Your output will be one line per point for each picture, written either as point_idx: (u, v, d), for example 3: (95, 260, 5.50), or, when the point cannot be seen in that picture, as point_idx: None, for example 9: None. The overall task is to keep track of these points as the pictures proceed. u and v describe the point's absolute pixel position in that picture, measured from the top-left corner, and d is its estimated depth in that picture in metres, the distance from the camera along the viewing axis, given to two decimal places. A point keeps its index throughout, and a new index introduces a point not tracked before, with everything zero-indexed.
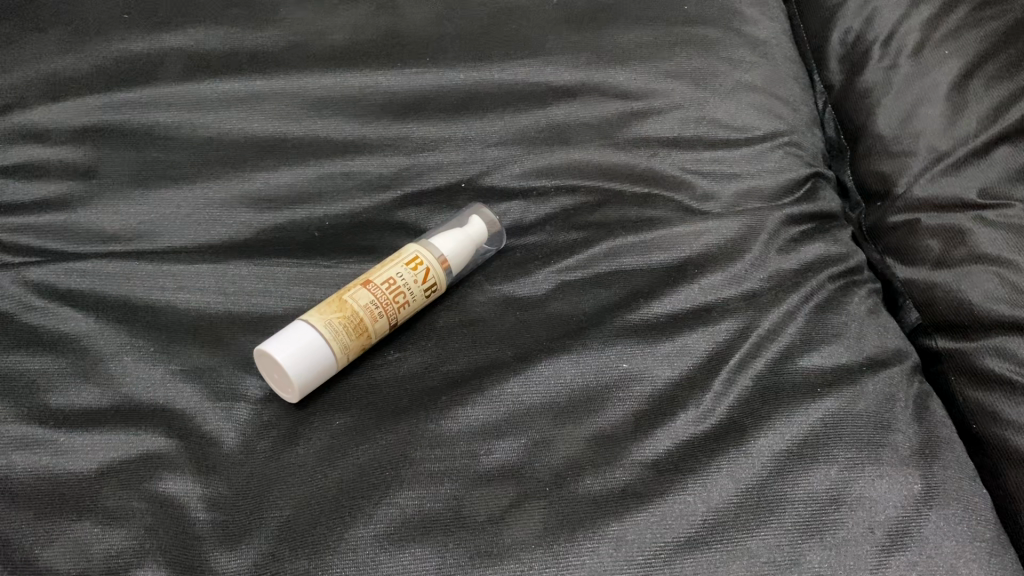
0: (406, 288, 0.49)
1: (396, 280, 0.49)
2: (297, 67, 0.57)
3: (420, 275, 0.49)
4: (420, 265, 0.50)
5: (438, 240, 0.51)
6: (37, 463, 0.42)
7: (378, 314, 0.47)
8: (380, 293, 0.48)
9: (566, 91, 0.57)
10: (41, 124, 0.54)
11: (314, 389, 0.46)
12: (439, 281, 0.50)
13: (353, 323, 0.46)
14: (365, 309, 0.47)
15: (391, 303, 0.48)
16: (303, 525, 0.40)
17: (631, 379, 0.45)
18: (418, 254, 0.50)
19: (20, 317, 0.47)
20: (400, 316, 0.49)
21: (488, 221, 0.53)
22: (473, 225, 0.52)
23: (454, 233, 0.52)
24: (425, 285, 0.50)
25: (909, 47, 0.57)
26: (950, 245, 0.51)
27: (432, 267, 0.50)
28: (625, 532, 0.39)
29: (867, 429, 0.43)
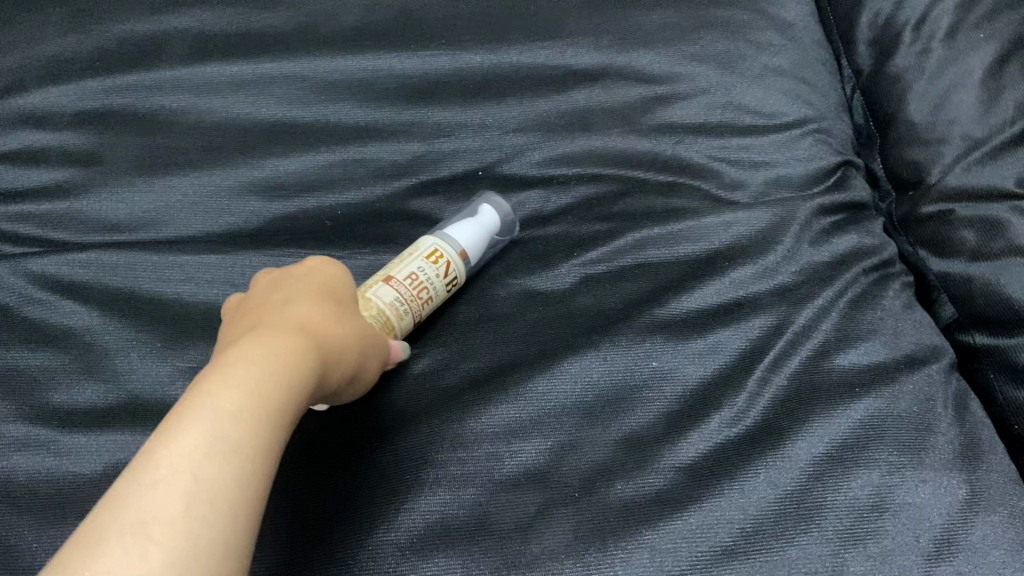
0: (429, 282, 0.46)
1: (419, 274, 0.46)
2: (307, 49, 0.55)
3: (440, 269, 0.47)
4: (440, 258, 0.47)
5: (456, 232, 0.49)
6: (40, 465, 0.40)
7: (405, 311, 0.45)
8: (403, 288, 0.45)
9: (587, 74, 0.55)
10: (41, 108, 0.52)
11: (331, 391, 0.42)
12: (458, 274, 0.48)
13: (380, 321, 0.44)
14: (390, 305, 0.44)
15: (414, 298, 0.45)
16: (314, 532, 0.38)
17: (660, 378, 0.43)
18: (436, 246, 0.48)
19: (21, 311, 0.46)
20: (422, 313, 0.46)
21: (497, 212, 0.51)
22: (484, 215, 0.50)
23: (471, 224, 0.49)
24: (447, 278, 0.47)
25: (943, 29, 0.55)
26: (986, 236, 0.49)
27: (452, 261, 0.48)
28: (659, 540, 0.37)
29: (909, 431, 0.41)
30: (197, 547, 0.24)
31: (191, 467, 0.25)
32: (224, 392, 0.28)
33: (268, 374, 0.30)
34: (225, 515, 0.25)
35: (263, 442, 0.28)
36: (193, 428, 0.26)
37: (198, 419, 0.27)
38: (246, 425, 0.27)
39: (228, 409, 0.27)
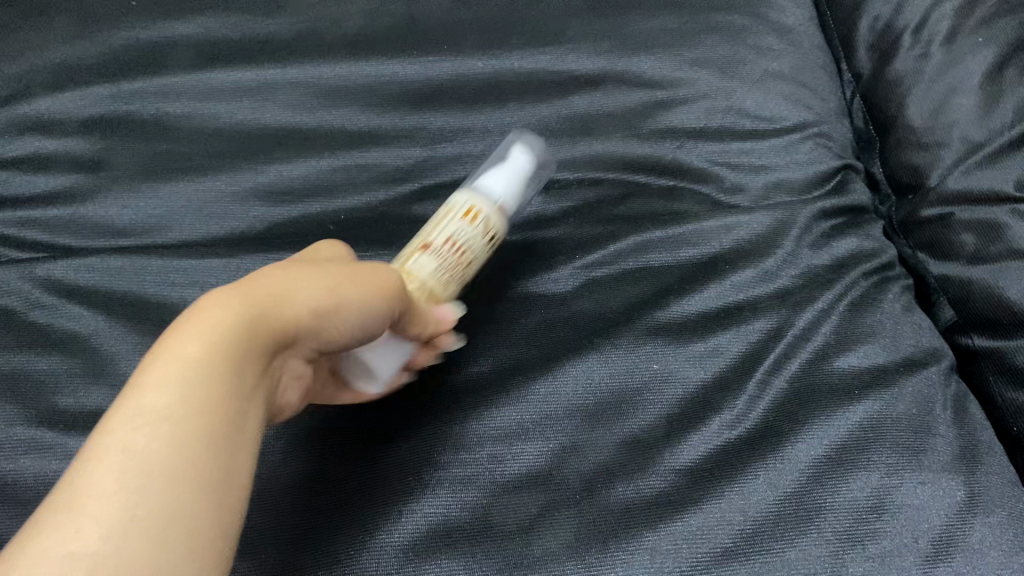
0: (468, 245, 0.45)
1: (457, 236, 0.45)
2: (311, 56, 0.55)
3: (479, 227, 0.46)
4: (477, 215, 0.46)
5: (491, 188, 0.47)
6: (47, 468, 0.41)
7: (445, 279, 0.44)
8: (443, 254, 0.44)
9: (588, 79, 0.56)
10: (49, 115, 0.52)
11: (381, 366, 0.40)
12: (497, 229, 0.47)
13: (424, 292, 0.43)
14: (433, 275, 0.43)
15: (455, 262, 0.44)
16: (320, 527, 0.39)
17: (661, 380, 0.44)
18: (471, 204, 0.46)
19: (28, 315, 0.46)
20: (465, 273, 0.45)
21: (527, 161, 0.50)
22: (516, 165, 0.49)
23: (505, 179, 0.48)
24: (486, 236, 0.46)
25: (942, 34, 0.55)
26: (986, 239, 0.49)
27: (490, 217, 0.46)
28: (659, 542, 0.38)
29: (907, 433, 0.41)
30: (146, 528, 0.22)
31: (137, 435, 0.24)
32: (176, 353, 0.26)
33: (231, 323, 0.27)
34: (178, 491, 0.23)
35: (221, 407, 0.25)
36: (147, 392, 0.25)
37: (149, 389, 0.25)
38: (198, 384, 0.25)
39: (186, 370, 0.25)
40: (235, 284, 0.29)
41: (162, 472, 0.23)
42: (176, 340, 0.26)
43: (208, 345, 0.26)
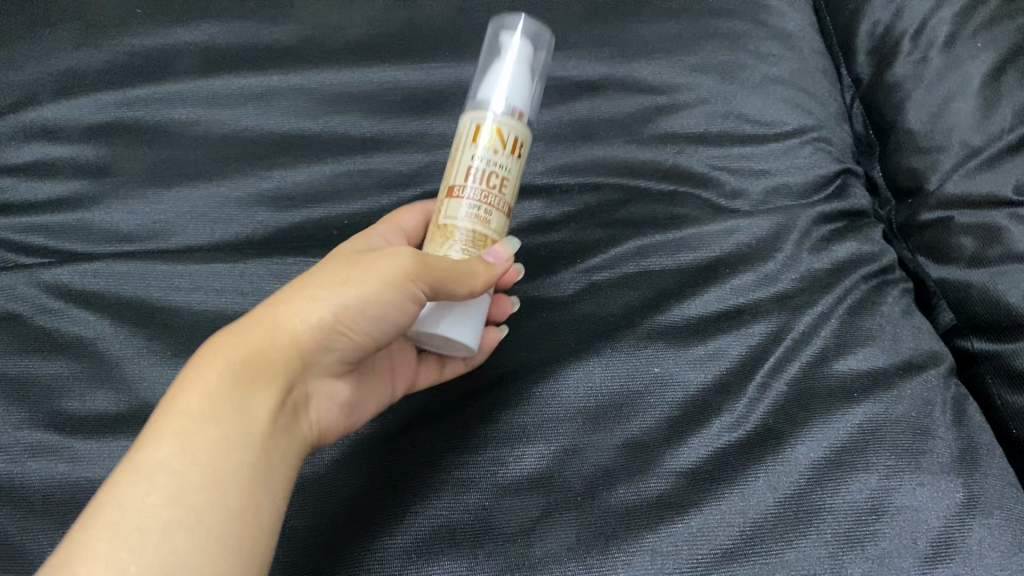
0: (492, 167, 0.41)
1: (474, 164, 0.41)
2: (314, 63, 0.56)
3: (496, 143, 0.41)
4: (485, 132, 0.41)
5: (493, 100, 0.42)
6: (54, 471, 0.41)
7: (487, 214, 0.41)
8: (471, 193, 0.41)
9: (589, 85, 0.56)
10: (54, 121, 0.53)
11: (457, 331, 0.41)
12: (518, 133, 0.42)
13: (470, 240, 0.41)
14: (471, 221, 0.41)
15: (488, 192, 0.41)
16: (335, 526, 0.40)
17: (662, 383, 0.44)
18: (477, 122, 0.42)
19: (34, 319, 0.47)
20: (506, 194, 0.42)
21: (522, 50, 0.44)
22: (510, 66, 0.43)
23: (502, 87, 0.43)
24: (505, 144, 0.42)
25: (941, 39, 0.56)
26: (986, 242, 0.49)
27: (504, 129, 0.42)
28: (660, 543, 0.38)
29: (906, 436, 0.42)
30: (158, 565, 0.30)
31: (153, 493, 0.31)
32: (184, 425, 0.33)
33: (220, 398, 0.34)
34: (178, 538, 0.31)
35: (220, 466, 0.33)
36: (160, 455, 0.32)
37: (159, 456, 0.32)
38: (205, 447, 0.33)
39: (188, 444, 0.33)
40: (227, 350, 0.36)
41: (173, 511, 0.31)
42: (175, 403, 0.34)
43: (206, 423, 0.34)
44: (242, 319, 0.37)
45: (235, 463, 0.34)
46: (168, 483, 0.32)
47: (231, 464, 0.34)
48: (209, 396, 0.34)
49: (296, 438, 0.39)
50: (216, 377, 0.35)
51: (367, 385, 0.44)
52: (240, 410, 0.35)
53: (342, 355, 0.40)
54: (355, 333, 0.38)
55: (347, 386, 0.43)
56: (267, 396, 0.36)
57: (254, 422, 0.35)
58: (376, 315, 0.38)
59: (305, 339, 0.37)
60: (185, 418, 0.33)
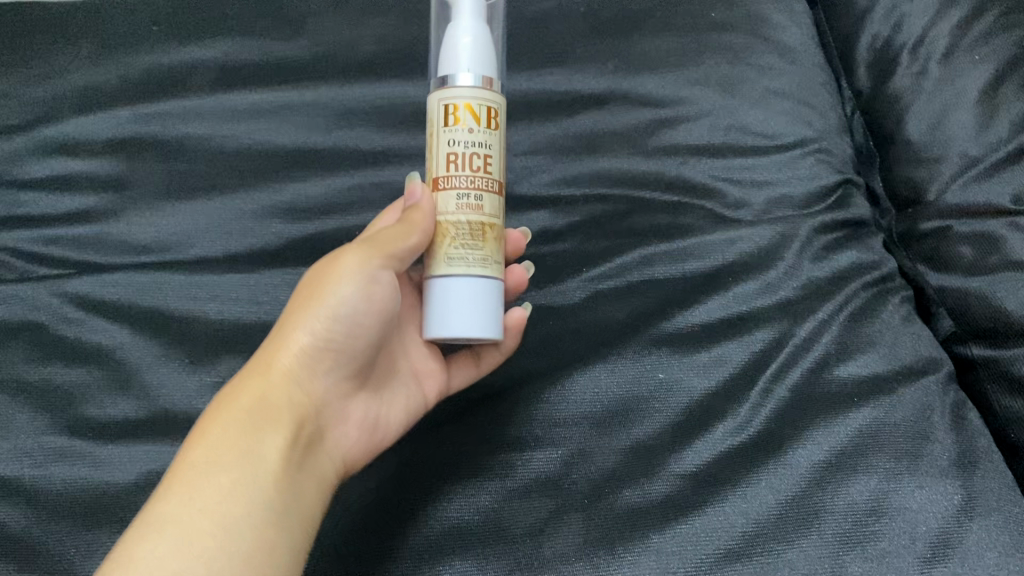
0: (476, 148, 0.40)
1: (458, 149, 0.40)
2: (327, 79, 0.57)
3: (469, 122, 0.40)
4: (460, 114, 0.40)
5: (454, 79, 0.41)
6: (77, 475, 0.43)
7: (479, 200, 0.41)
8: (458, 181, 0.40)
9: (595, 98, 0.57)
10: (75, 136, 0.54)
11: (476, 321, 0.41)
12: (493, 105, 0.41)
13: (468, 228, 0.40)
14: (465, 211, 0.40)
15: (474, 176, 0.40)
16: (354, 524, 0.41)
17: (667, 388, 0.46)
18: (446, 106, 0.41)
19: (57, 329, 0.48)
20: (493, 173, 0.41)
21: (472, 16, 0.43)
22: (464, 37, 0.42)
23: (460, 63, 0.41)
24: (482, 121, 0.41)
25: (939, 52, 0.57)
26: (983, 251, 0.50)
27: (473, 104, 0.41)
28: (665, 543, 0.40)
29: (905, 439, 0.43)
30: None
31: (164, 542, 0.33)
32: (196, 475, 0.36)
33: (227, 447, 0.37)
34: None
35: (231, 509, 0.35)
36: (171, 506, 0.35)
37: (170, 507, 0.35)
38: (216, 494, 0.35)
39: (199, 493, 0.35)
40: (227, 395, 0.39)
41: (183, 557, 0.33)
42: (186, 455, 0.36)
43: (215, 471, 0.36)
44: (243, 372, 0.40)
45: (245, 509, 0.35)
46: (181, 530, 0.34)
47: (239, 512, 0.35)
48: (216, 448, 0.37)
49: (319, 471, 0.40)
50: (221, 429, 0.37)
51: (389, 396, 0.45)
52: (247, 454, 0.37)
53: (341, 374, 0.41)
54: (339, 340, 0.40)
55: (365, 402, 0.43)
56: (278, 436, 0.38)
57: (263, 463, 0.37)
58: (350, 316, 0.40)
59: (293, 364, 0.40)
60: (197, 468, 0.36)
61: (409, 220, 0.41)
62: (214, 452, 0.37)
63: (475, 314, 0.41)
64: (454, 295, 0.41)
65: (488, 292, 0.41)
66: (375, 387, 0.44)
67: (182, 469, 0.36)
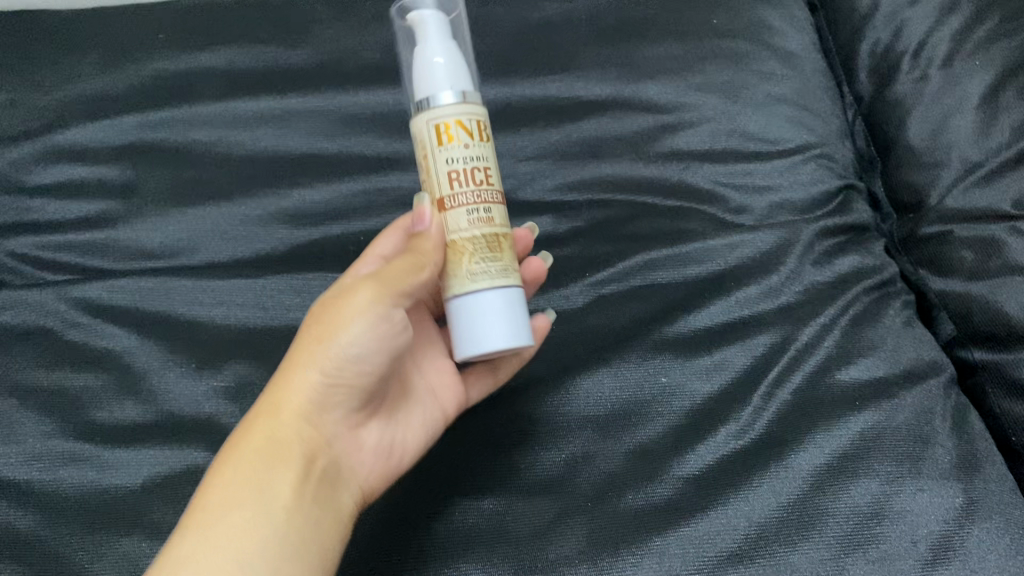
0: (474, 163, 0.40)
1: (457, 167, 0.39)
2: (331, 85, 0.58)
3: (463, 138, 0.40)
4: (451, 132, 0.40)
5: (437, 99, 0.40)
6: (84, 478, 0.43)
7: (488, 212, 0.40)
8: (465, 198, 0.40)
9: (597, 105, 0.58)
10: (82, 143, 0.55)
11: (506, 329, 0.40)
12: (480, 119, 0.41)
13: (484, 243, 0.40)
14: (477, 227, 0.40)
15: (479, 190, 0.40)
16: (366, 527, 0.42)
17: (669, 393, 0.46)
18: (435, 126, 0.40)
19: (64, 334, 0.48)
20: (494, 184, 0.41)
21: (439, 35, 0.41)
22: (436, 57, 0.41)
23: (440, 82, 0.40)
24: (474, 134, 0.40)
25: (939, 58, 0.57)
26: (984, 256, 0.51)
27: (463, 121, 0.40)
28: (668, 546, 0.40)
29: (907, 442, 0.43)
30: None
31: None
32: (210, 514, 0.35)
33: (240, 485, 0.36)
34: None
35: (243, 550, 0.35)
36: (183, 549, 0.34)
37: (184, 546, 0.34)
38: (228, 534, 0.35)
39: (212, 534, 0.35)
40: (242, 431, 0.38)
41: None
42: (198, 501, 0.36)
43: (228, 510, 0.35)
44: (256, 408, 0.39)
45: (258, 550, 0.35)
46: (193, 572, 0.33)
47: (252, 553, 0.35)
48: (230, 486, 0.36)
49: (337, 504, 0.39)
50: (234, 468, 0.37)
51: (403, 420, 0.43)
52: (260, 496, 0.36)
53: (351, 406, 0.40)
54: (349, 378, 0.39)
55: (379, 428, 0.42)
56: (289, 474, 0.37)
57: (277, 502, 0.36)
58: (360, 357, 0.38)
59: (301, 403, 0.39)
60: (210, 507, 0.36)
61: (417, 250, 0.40)
62: (226, 490, 0.36)
63: (507, 323, 0.40)
64: (481, 309, 0.40)
65: (514, 300, 0.40)
66: (387, 411, 0.43)
67: (197, 508, 0.36)
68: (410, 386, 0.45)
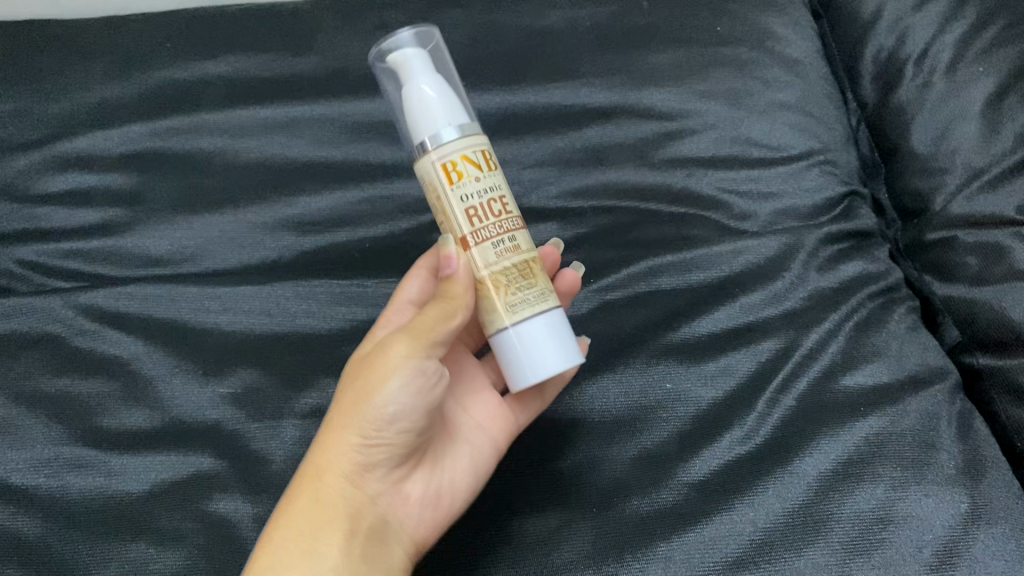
0: (489, 194, 0.40)
1: (474, 202, 0.40)
2: (336, 93, 0.58)
3: (474, 172, 0.40)
4: (459, 168, 0.40)
5: (436, 133, 0.40)
6: (91, 484, 0.43)
7: (512, 240, 0.40)
8: (488, 232, 0.40)
9: (601, 111, 0.58)
10: (88, 151, 0.55)
11: (554, 355, 0.40)
12: (483, 149, 0.41)
13: (518, 273, 0.40)
14: (506, 257, 0.40)
15: (501, 221, 0.40)
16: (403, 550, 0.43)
17: (674, 399, 0.46)
18: (443, 165, 0.40)
19: (71, 341, 0.49)
20: (511, 211, 0.41)
21: (424, 71, 0.42)
22: (427, 93, 0.41)
23: (436, 115, 0.40)
24: (483, 165, 0.40)
25: (943, 64, 0.57)
26: (989, 261, 0.50)
27: (468, 154, 0.40)
28: (672, 551, 0.40)
29: (911, 447, 0.43)
30: None
31: None
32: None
33: (289, 554, 0.36)
34: None
35: None
36: None
37: None
38: None
39: None
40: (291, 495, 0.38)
41: None
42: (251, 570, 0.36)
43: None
44: (301, 471, 0.39)
45: None
46: None
47: None
48: (279, 555, 0.36)
49: (388, 559, 0.39)
50: (283, 535, 0.37)
51: (450, 464, 0.43)
52: (311, 565, 0.36)
53: (394, 461, 0.40)
54: (391, 436, 0.38)
55: (424, 477, 0.42)
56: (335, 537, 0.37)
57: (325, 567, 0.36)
58: (402, 415, 0.38)
59: (345, 465, 0.38)
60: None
61: (448, 296, 0.40)
62: (277, 560, 0.36)
63: (558, 345, 0.40)
64: (530, 337, 0.40)
65: (559, 321, 0.41)
66: (429, 460, 0.42)
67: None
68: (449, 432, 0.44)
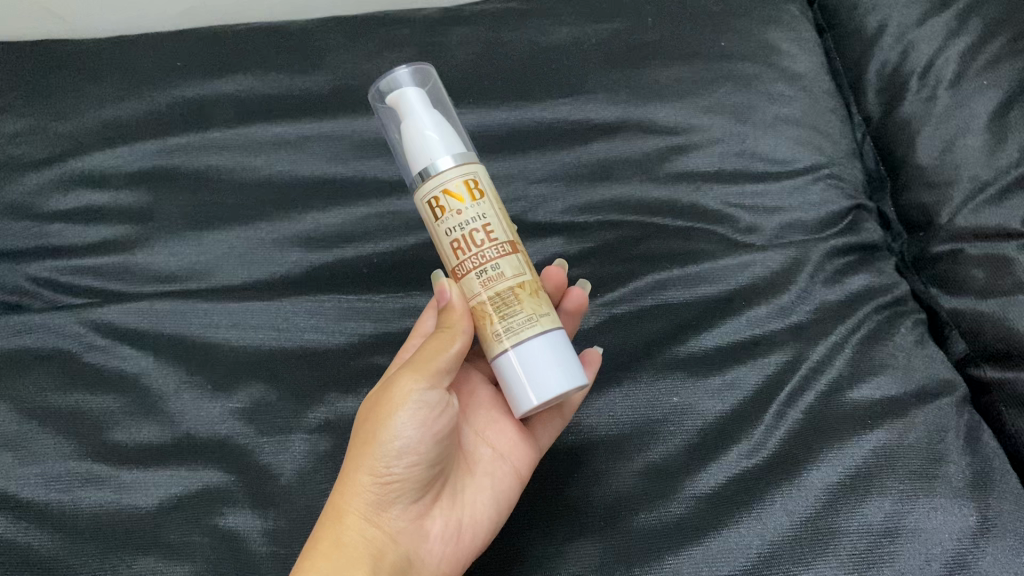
0: (472, 224, 0.40)
1: (456, 235, 0.40)
2: (345, 111, 0.59)
3: (455, 205, 0.40)
4: (443, 203, 0.40)
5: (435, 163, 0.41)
6: (102, 499, 0.44)
7: (496, 269, 0.40)
8: (471, 263, 0.40)
9: (607, 127, 0.58)
10: (99, 169, 0.56)
11: (550, 378, 0.39)
12: (477, 178, 0.41)
13: (504, 301, 0.40)
14: (488, 288, 0.40)
15: (483, 252, 0.40)
16: None
17: (680, 413, 0.46)
18: (431, 202, 0.41)
19: (83, 356, 0.49)
20: (498, 237, 0.40)
21: (421, 106, 0.42)
22: (426, 127, 0.42)
23: (434, 146, 0.41)
24: (462, 198, 0.40)
25: (948, 78, 0.57)
26: (996, 274, 0.50)
27: (449, 188, 0.40)
28: (680, 565, 0.40)
29: (919, 460, 0.43)
30: None
31: None
32: None
33: None
34: None
35: None
36: None
37: None
38: None
39: None
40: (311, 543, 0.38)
41: None
42: None
43: None
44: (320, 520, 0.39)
45: None
46: None
47: None
48: None
49: None
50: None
51: (468, 495, 0.43)
52: None
53: (409, 496, 0.40)
54: (401, 471, 0.39)
55: (443, 514, 0.41)
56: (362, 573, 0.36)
57: None
58: (410, 448, 0.38)
59: (360, 504, 0.38)
60: None
61: (446, 327, 0.41)
62: None
63: (558, 367, 0.40)
64: (524, 362, 0.40)
65: (557, 344, 0.40)
66: (447, 497, 0.42)
67: None
68: (465, 465, 0.44)
